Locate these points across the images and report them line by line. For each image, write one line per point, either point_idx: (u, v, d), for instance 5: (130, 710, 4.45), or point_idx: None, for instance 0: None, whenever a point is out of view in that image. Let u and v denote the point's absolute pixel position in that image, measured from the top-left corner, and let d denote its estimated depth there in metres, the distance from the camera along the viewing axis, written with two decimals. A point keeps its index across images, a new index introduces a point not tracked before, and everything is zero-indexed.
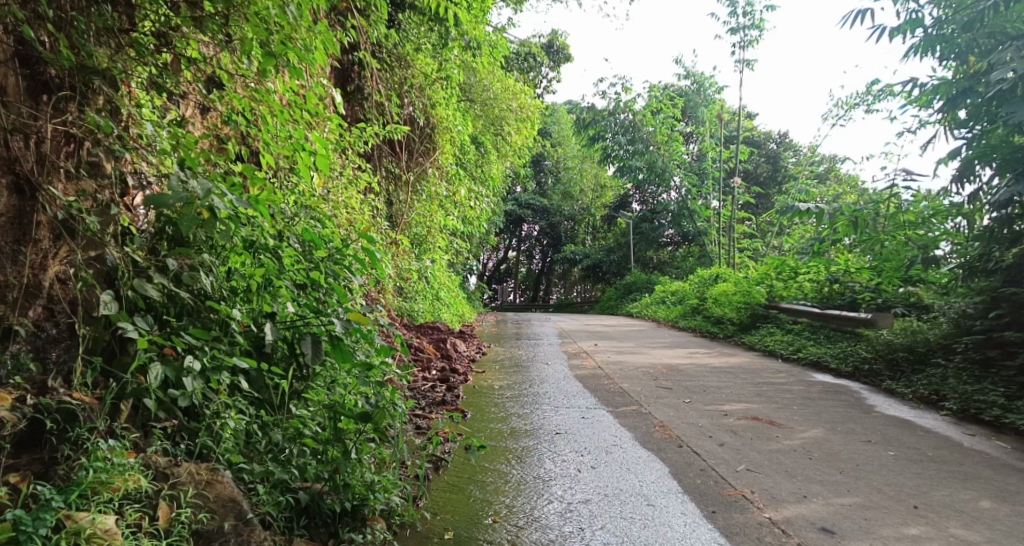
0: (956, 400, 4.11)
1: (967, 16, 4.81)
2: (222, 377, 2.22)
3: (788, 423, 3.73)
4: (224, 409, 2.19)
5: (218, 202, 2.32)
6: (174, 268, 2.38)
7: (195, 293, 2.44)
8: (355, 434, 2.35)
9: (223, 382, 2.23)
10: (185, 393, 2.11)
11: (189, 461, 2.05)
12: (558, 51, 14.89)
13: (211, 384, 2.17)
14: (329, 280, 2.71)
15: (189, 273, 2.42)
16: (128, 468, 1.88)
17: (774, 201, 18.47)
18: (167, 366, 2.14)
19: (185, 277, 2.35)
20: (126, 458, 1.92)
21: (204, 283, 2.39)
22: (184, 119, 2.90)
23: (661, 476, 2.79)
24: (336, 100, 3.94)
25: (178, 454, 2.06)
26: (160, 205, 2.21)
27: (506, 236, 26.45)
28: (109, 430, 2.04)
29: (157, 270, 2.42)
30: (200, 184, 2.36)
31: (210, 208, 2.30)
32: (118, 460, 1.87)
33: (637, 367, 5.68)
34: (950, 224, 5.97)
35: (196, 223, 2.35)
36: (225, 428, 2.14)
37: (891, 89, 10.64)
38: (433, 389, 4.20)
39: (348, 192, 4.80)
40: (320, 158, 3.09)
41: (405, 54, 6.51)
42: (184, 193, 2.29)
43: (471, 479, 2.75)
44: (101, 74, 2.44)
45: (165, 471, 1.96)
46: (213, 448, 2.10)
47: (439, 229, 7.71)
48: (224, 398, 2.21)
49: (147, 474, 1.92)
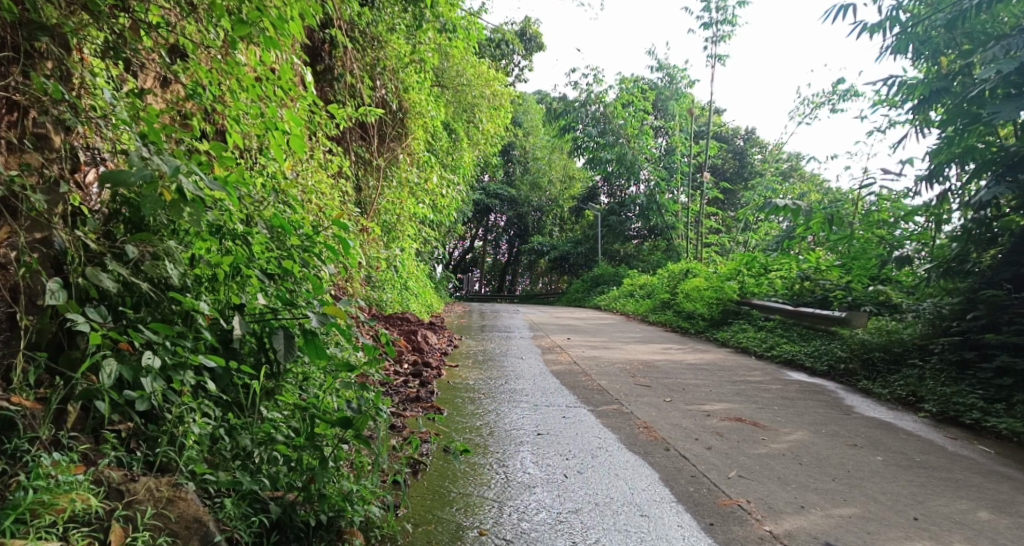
0: (935, 402, 4.10)
1: (949, 13, 4.73)
2: (185, 377, 1.99)
3: (772, 424, 3.67)
4: (188, 412, 1.98)
5: (185, 182, 2.14)
6: (132, 256, 2.14)
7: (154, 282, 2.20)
8: (332, 439, 2.13)
9: (187, 383, 2.00)
10: (144, 396, 1.88)
11: (148, 473, 1.85)
12: (530, 39, 14.71)
13: (174, 385, 1.94)
14: (303, 269, 2.52)
15: (151, 262, 2.19)
16: (75, 486, 1.68)
17: (740, 198, 18.64)
18: (123, 365, 1.90)
19: (145, 266, 2.12)
20: (73, 474, 1.73)
21: (168, 273, 2.16)
22: (143, 91, 2.67)
23: (651, 483, 2.70)
24: (308, 79, 3.68)
25: (134, 466, 1.86)
26: (120, 183, 2.00)
27: (473, 225, 26.17)
28: (53, 440, 1.83)
29: (112, 257, 2.18)
30: (166, 160, 2.18)
31: (178, 187, 2.11)
32: (63, 478, 1.68)
33: (612, 363, 5.58)
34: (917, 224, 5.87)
35: (159, 205, 2.18)
36: (189, 435, 1.93)
37: (858, 88, 10.75)
38: (406, 384, 4.03)
39: (318, 176, 4.55)
40: (295, 139, 2.88)
41: (378, 34, 6.22)
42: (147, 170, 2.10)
43: (452, 484, 2.60)
44: (49, 31, 2.24)
45: (119, 487, 1.75)
46: (175, 458, 1.89)
47: (409, 217, 7.45)
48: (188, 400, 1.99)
49: (98, 492, 1.72)
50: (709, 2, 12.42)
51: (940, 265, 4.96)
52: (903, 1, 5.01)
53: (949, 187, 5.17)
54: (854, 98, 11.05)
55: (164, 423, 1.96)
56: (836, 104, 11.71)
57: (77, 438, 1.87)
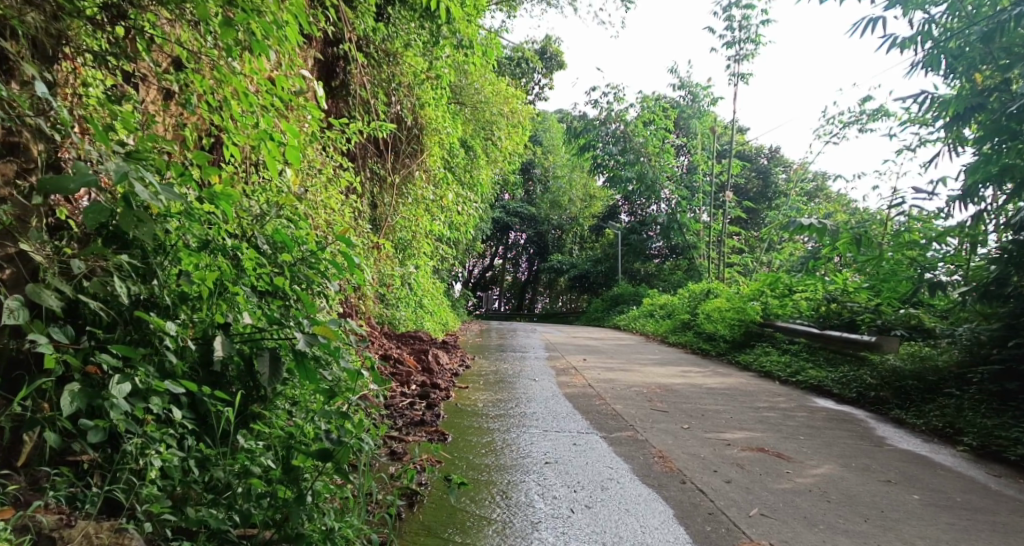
0: (975, 435, 3.83)
1: (984, 26, 4.51)
2: (149, 403, 1.86)
3: (797, 456, 3.43)
4: (150, 443, 1.84)
5: (133, 186, 1.95)
6: (80, 271, 1.96)
7: (116, 301, 2.05)
8: (313, 472, 1.98)
9: (153, 410, 1.87)
10: (100, 426, 1.76)
11: (90, 517, 1.70)
12: (551, 58, 14.65)
13: (137, 413, 1.82)
14: (293, 287, 2.39)
15: (101, 279, 2.02)
16: None
17: (764, 217, 18.26)
18: (80, 392, 1.78)
19: (93, 282, 1.96)
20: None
21: (118, 290, 1.99)
22: (133, 100, 2.57)
23: (664, 520, 2.51)
24: (317, 93, 3.57)
25: (81, 507, 1.72)
26: (58, 190, 1.84)
27: (493, 243, 26.11)
28: None
29: (63, 274, 2.01)
30: (117, 164, 2.00)
31: (133, 193, 1.97)
32: None
33: (630, 387, 5.36)
34: (952, 245, 5.60)
35: (104, 216, 1.97)
36: (150, 469, 1.79)
37: (887, 107, 10.46)
38: (411, 406, 3.89)
39: (327, 191, 4.41)
40: (290, 151, 2.75)
41: (394, 50, 6.10)
42: (92, 175, 1.91)
43: (452, 517, 2.44)
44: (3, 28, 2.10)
45: (51, 534, 1.60)
46: (127, 495, 1.75)
47: (425, 234, 7.32)
48: (153, 429, 1.86)
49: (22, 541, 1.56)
50: (733, 20, 12.24)
51: (977, 288, 4.59)
52: (935, 14, 4.77)
53: (985, 207, 4.93)
54: (883, 117, 10.76)
55: (124, 458, 1.81)
56: (865, 124, 11.41)
57: (11, 476, 1.74)
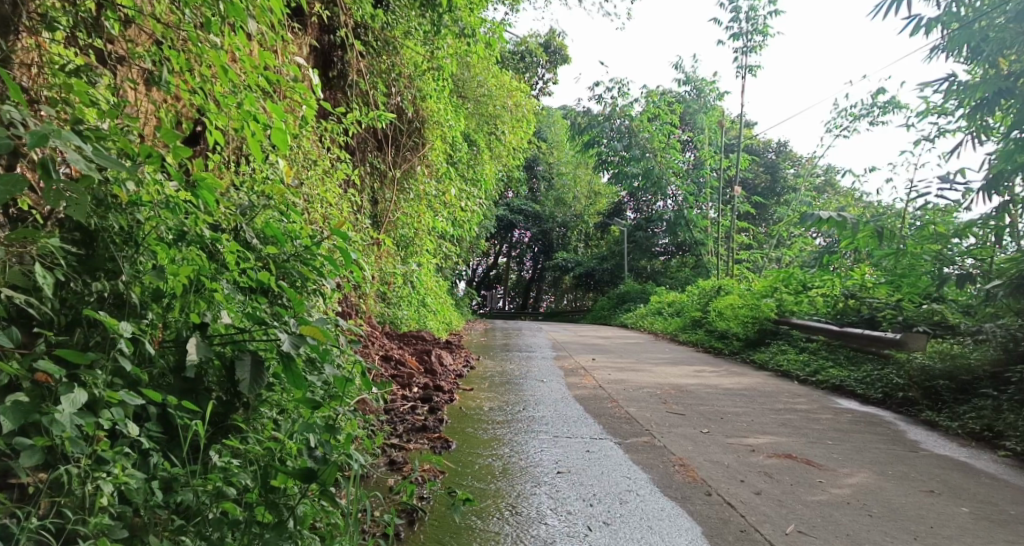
0: (1017, 439, 3.58)
1: (1018, 4, 4.17)
2: (102, 418, 1.63)
3: (829, 463, 3.18)
4: (101, 465, 1.62)
5: (58, 149, 1.67)
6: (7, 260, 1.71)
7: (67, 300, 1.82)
8: (294, 497, 1.80)
9: (104, 425, 1.64)
10: (37, 446, 1.54)
11: None
12: (554, 51, 14.42)
13: (86, 429, 1.59)
14: (280, 284, 2.16)
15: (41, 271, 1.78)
16: None
17: (772, 212, 18.00)
18: (21, 408, 1.57)
19: (26, 273, 1.72)
20: None
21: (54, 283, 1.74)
22: (106, 80, 2.35)
23: (692, 540, 2.27)
24: (313, 80, 3.31)
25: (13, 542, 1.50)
26: None
27: (497, 241, 25.86)
28: None
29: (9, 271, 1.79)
30: (43, 126, 1.71)
31: (68, 159, 1.72)
32: None
33: (642, 388, 5.12)
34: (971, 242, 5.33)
35: (19, 187, 1.63)
36: (99, 496, 1.56)
37: (899, 99, 10.21)
38: (413, 411, 3.66)
39: (325, 183, 4.16)
40: (276, 133, 2.50)
41: (394, 39, 5.81)
42: (10, 142, 1.64)
43: (455, 539, 2.20)
44: None
45: None
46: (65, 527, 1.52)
47: (427, 231, 7.05)
48: (106, 448, 1.64)
49: None
50: (739, 12, 11.97)
51: (1010, 281, 4.32)
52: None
53: (1011, 198, 4.69)
54: (894, 109, 10.53)
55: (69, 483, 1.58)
56: (876, 116, 11.13)
57: None
